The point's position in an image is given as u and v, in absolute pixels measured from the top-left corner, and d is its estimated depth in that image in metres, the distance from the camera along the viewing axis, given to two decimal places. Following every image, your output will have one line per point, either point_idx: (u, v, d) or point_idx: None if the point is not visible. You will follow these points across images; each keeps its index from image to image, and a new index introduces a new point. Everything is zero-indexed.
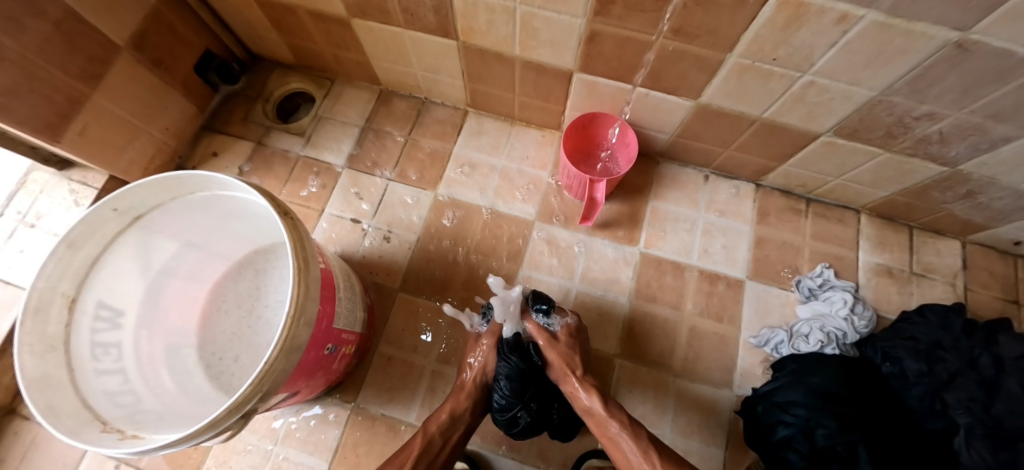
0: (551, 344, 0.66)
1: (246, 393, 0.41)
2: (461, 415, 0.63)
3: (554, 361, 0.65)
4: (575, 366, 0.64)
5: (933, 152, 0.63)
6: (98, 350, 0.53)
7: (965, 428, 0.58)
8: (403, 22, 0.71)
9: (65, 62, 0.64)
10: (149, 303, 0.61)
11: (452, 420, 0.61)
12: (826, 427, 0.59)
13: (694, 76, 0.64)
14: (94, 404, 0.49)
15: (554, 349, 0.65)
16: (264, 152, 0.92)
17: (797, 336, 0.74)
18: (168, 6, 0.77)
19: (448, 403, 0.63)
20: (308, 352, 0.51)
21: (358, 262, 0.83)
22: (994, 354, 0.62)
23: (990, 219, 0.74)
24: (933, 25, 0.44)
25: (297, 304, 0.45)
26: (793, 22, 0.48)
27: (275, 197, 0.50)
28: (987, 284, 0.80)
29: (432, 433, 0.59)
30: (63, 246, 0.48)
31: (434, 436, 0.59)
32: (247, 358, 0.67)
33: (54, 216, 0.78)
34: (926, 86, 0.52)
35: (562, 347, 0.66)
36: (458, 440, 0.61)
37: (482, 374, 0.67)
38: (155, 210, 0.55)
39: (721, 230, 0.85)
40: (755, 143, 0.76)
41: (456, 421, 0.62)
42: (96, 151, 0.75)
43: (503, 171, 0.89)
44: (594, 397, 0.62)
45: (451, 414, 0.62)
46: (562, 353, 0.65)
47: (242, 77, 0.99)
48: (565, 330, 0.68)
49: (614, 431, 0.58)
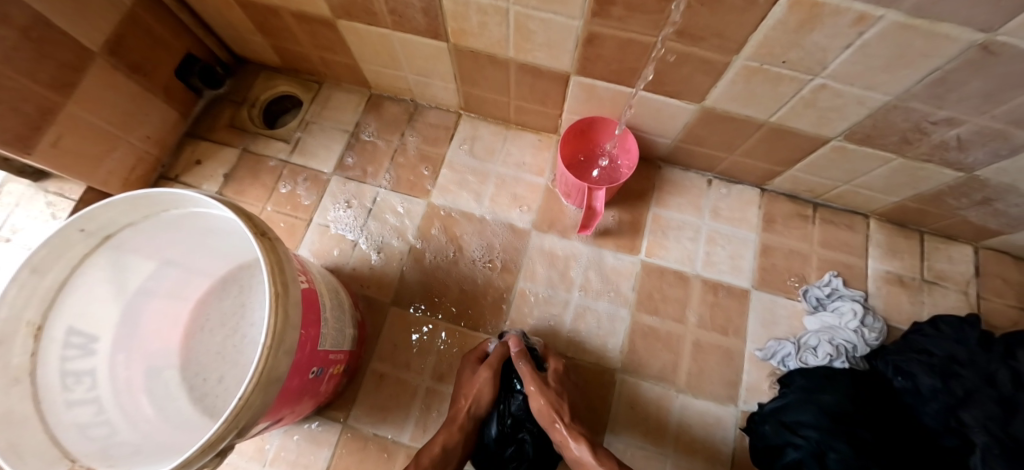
0: (540, 389, 0.62)
1: (220, 431, 0.38)
2: (453, 448, 0.59)
3: (540, 408, 0.61)
4: (563, 413, 0.60)
5: (950, 158, 0.60)
6: (68, 379, 0.51)
7: (981, 447, 0.56)
8: (391, 24, 0.67)
9: (34, 69, 0.60)
10: (126, 324, 0.58)
11: (444, 453, 0.58)
12: (838, 451, 0.57)
13: (698, 79, 0.60)
14: (63, 439, 0.47)
15: (543, 396, 0.61)
16: (249, 159, 0.89)
17: (805, 349, 0.71)
18: (145, 9, 0.73)
19: (440, 435, 0.60)
20: (290, 379, 0.48)
21: (348, 275, 0.80)
22: (1012, 369, 0.60)
23: (1005, 225, 0.71)
24: (957, 27, 0.40)
25: (275, 332, 0.42)
26: (806, 23, 0.45)
27: (252, 217, 0.46)
28: (1000, 291, 0.77)
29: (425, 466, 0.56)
30: (26, 271, 0.45)
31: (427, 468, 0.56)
32: (231, 379, 0.64)
33: (31, 230, 0.74)
34: (947, 90, 0.49)
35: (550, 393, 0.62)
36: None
37: (475, 405, 0.63)
38: (126, 230, 0.52)
39: (725, 239, 0.82)
40: (761, 149, 0.72)
41: (446, 454, 0.59)
42: (72, 162, 0.71)
43: (498, 178, 0.86)
44: (582, 445, 0.58)
45: (443, 448, 0.58)
46: (551, 399, 0.61)
47: (227, 81, 0.95)
48: (554, 375, 0.65)
49: None
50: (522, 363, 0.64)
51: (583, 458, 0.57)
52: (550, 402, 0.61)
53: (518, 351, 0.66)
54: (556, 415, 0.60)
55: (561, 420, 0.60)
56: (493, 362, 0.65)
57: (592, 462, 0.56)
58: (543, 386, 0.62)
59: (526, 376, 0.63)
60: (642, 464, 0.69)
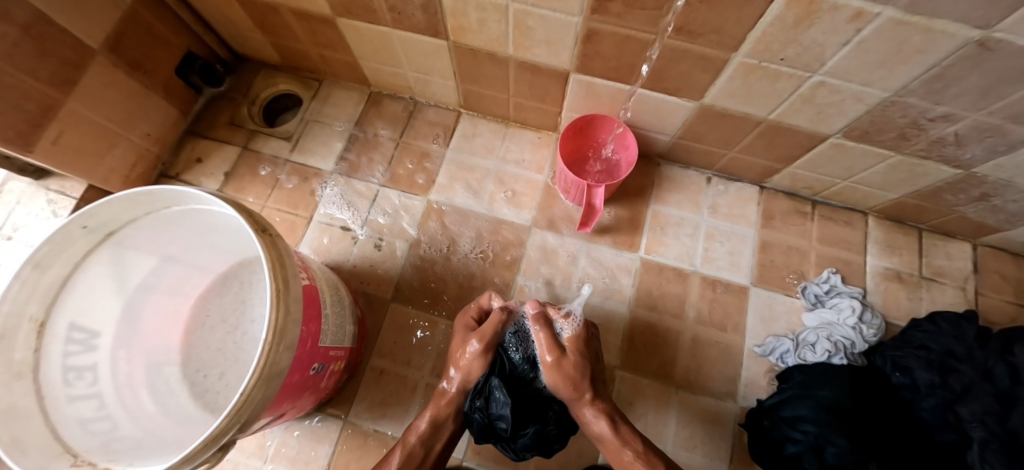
0: (555, 360, 0.61)
1: (222, 426, 0.38)
2: (444, 420, 0.61)
3: (556, 383, 0.61)
4: (583, 390, 0.60)
5: (948, 154, 0.60)
6: (70, 375, 0.51)
7: (979, 442, 0.56)
8: (390, 21, 0.68)
9: (35, 66, 0.61)
10: (128, 320, 0.59)
11: (433, 425, 0.59)
12: (835, 445, 0.57)
13: (697, 76, 0.60)
14: (65, 434, 0.47)
15: (558, 371, 0.60)
16: (249, 157, 0.89)
17: (804, 345, 0.72)
18: (145, 6, 0.74)
19: (428, 411, 0.61)
20: (291, 374, 0.48)
21: (348, 272, 0.80)
22: (1010, 364, 0.60)
23: (1003, 221, 0.71)
24: (953, 23, 0.40)
25: (276, 327, 0.42)
26: (804, 20, 0.45)
27: (253, 214, 0.47)
28: (998, 287, 0.77)
29: (412, 444, 0.57)
30: (28, 267, 0.45)
31: (414, 448, 0.57)
32: (232, 375, 0.64)
33: (33, 228, 0.74)
34: (944, 86, 0.49)
35: (569, 368, 0.60)
36: (441, 448, 0.59)
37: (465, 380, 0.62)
38: (128, 226, 0.52)
39: (724, 236, 0.82)
40: (759, 145, 0.73)
41: (438, 428, 0.60)
42: (73, 160, 0.71)
43: (497, 175, 0.86)
44: (601, 420, 0.59)
45: (432, 421, 0.60)
46: (569, 376, 0.60)
47: (227, 79, 0.95)
48: (576, 346, 0.63)
49: (626, 457, 0.56)
50: (540, 331, 0.63)
51: (602, 433, 0.58)
52: (567, 379, 0.60)
53: (536, 315, 0.64)
54: (578, 388, 0.60)
55: (584, 397, 0.60)
56: (487, 334, 0.63)
57: (613, 440, 0.57)
58: (560, 359, 0.61)
59: (543, 347, 0.62)
60: (653, 430, 0.71)
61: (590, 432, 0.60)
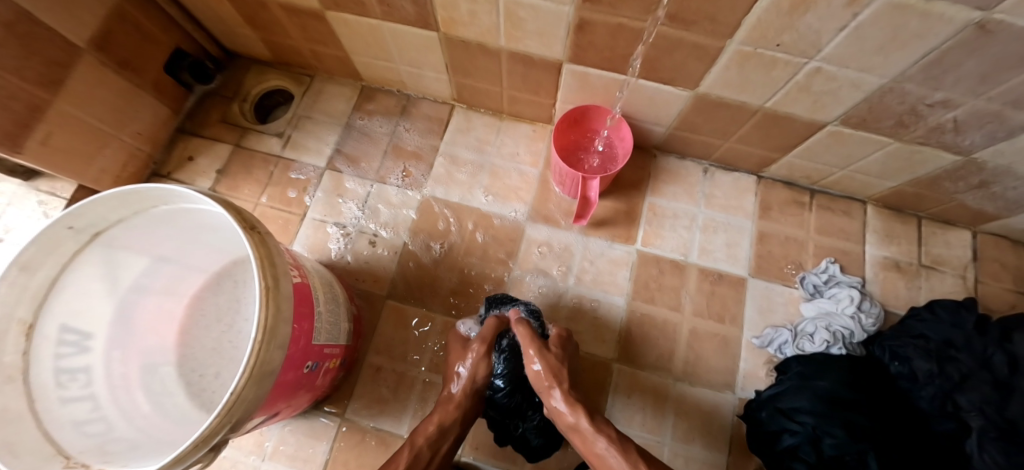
0: (541, 353, 0.61)
1: (212, 426, 0.38)
2: (450, 427, 0.59)
3: (539, 370, 0.60)
4: (561, 379, 0.60)
5: (947, 141, 0.59)
6: (62, 377, 0.51)
7: (978, 430, 0.56)
8: (380, 14, 0.66)
9: (20, 65, 0.59)
10: (120, 322, 0.58)
11: (440, 432, 0.57)
12: (834, 436, 0.57)
13: (692, 65, 0.59)
14: (58, 436, 0.47)
15: (543, 358, 0.60)
16: (242, 154, 0.88)
17: (802, 336, 0.71)
18: (132, 3, 0.72)
19: (436, 414, 0.59)
20: (283, 373, 0.48)
21: (343, 269, 0.79)
22: (1009, 353, 0.60)
23: (1002, 208, 0.71)
24: (952, 6, 0.39)
25: (267, 326, 0.42)
26: (799, 5, 0.44)
27: (241, 212, 0.46)
28: (997, 275, 0.77)
29: (420, 446, 0.55)
30: (16, 269, 0.44)
31: (421, 449, 0.55)
32: (228, 374, 0.64)
33: (23, 229, 0.73)
34: (942, 72, 0.48)
35: (551, 357, 0.61)
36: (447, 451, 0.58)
37: (471, 383, 0.62)
38: (117, 226, 0.52)
39: (721, 226, 0.81)
40: (757, 135, 0.72)
41: (444, 433, 0.58)
42: (62, 161, 0.70)
43: (492, 169, 0.86)
44: (579, 413, 0.56)
45: (439, 426, 0.58)
46: (552, 363, 0.60)
47: (217, 76, 0.94)
48: (557, 340, 0.64)
49: (601, 449, 0.53)
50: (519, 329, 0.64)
51: (581, 426, 0.56)
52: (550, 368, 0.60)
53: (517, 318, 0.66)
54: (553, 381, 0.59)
55: (559, 385, 0.59)
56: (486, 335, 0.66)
57: (589, 429, 0.55)
58: (544, 350, 0.61)
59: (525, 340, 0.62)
60: (653, 430, 0.70)
61: (561, 422, 0.58)
